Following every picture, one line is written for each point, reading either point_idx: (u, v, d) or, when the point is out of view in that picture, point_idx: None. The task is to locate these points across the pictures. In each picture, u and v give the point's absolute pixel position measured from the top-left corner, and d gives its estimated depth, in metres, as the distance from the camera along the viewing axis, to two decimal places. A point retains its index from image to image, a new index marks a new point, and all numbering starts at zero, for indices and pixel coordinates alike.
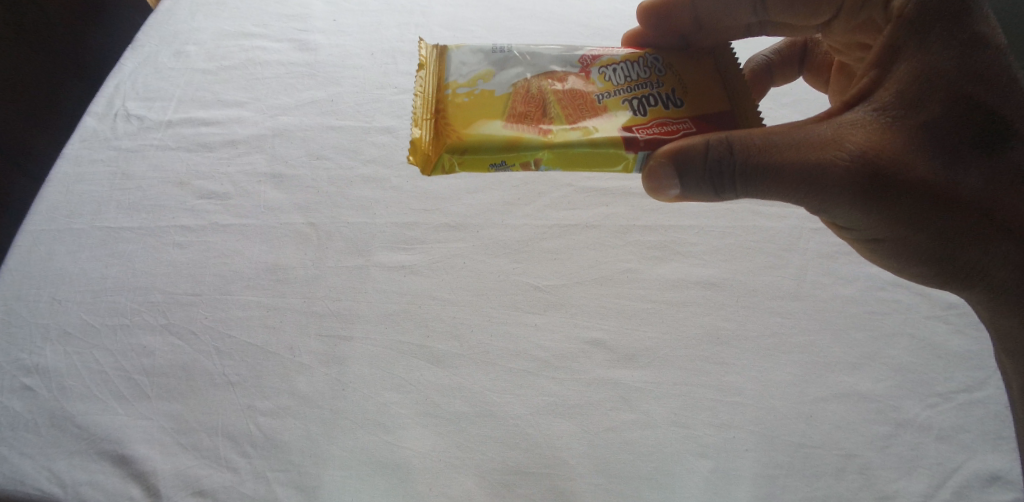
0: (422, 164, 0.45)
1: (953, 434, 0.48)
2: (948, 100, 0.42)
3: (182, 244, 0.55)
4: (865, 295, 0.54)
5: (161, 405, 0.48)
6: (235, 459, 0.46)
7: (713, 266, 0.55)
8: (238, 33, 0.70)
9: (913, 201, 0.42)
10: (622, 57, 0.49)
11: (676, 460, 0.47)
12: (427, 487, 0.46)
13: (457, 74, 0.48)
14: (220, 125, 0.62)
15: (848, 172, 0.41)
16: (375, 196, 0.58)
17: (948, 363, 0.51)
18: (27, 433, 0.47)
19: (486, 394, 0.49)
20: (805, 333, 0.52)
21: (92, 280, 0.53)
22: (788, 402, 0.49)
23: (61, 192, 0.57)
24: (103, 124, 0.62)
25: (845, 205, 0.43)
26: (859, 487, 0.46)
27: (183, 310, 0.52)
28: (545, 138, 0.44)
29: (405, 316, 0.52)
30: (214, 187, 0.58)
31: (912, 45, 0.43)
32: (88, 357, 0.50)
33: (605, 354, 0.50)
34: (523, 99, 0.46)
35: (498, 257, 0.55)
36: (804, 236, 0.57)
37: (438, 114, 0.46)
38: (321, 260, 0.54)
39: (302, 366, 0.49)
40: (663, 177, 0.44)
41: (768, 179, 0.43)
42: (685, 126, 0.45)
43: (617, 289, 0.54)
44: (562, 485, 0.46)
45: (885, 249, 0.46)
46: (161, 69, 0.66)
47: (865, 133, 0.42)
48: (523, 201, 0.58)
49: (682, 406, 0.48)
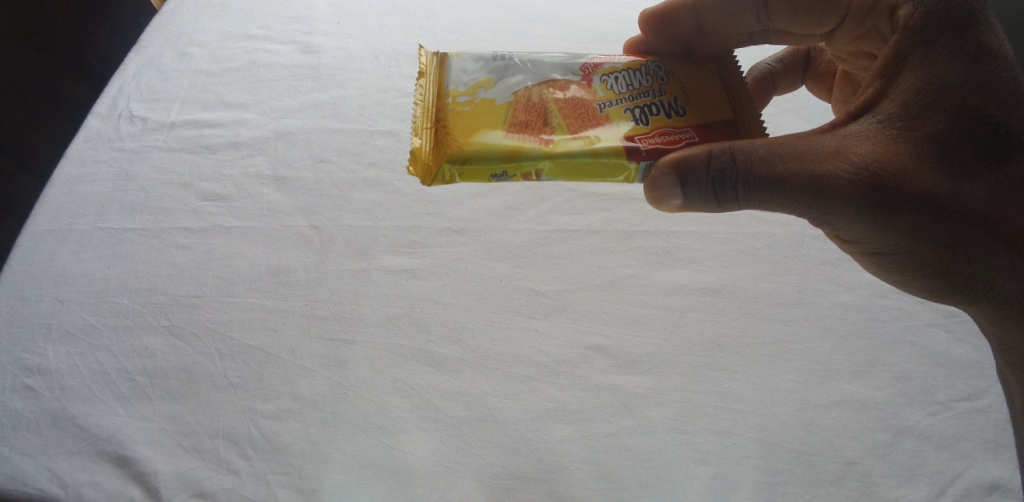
0: (422, 174, 0.45)
1: (953, 442, 0.48)
2: (954, 111, 0.42)
3: (183, 245, 0.55)
4: (866, 303, 0.54)
5: (162, 407, 0.48)
6: (236, 461, 0.46)
7: (714, 273, 0.55)
8: (242, 35, 0.70)
9: (919, 214, 0.41)
10: (624, 65, 0.49)
11: (676, 466, 0.47)
12: (427, 491, 0.46)
13: (457, 82, 0.48)
14: (222, 127, 0.62)
15: (854, 183, 0.41)
16: (377, 200, 0.58)
17: (949, 372, 0.51)
18: (28, 434, 0.47)
19: (486, 399, 0.49)
20: (806, 340, 0.52)
21: (94, 281, 0.53)
22: (788, 409, 0.49)
23: (64, 192, 0.57)
24: (106, 124, 0.62)
25: (851, 217, 0.43)
26: (858, 494, 0.46)
27: (184, 312, 0.52)
28: (546, 149, 0.44)
29: (406, 319, 0.52)
30: (217, 189, 0.58)
31: (917, 55, 0.44)
32: (89, 358, 0.50)
33: (606, 360, 0.51)
34: (524, 108, 0.46)
35: (500, 262, 0.55)
36: (806, 244, 0.57)
37: (439, 123, 0.46)
38: (322, 263, 0.55)
39: (303, 369, 0.50)
40: (666, 186, 0.44)
41: (772, 190, 0.43)
42: (688, 135, 0.46)
43: (618, 294, 0.54)
44: (562, 490, 0.46)
45: (891, 262, 0.46)
46: (164, 71, 0.66)
47: (871, 144, 0.42)
48: (525, 205, 0.58)
49: (683, 411, 0.49)
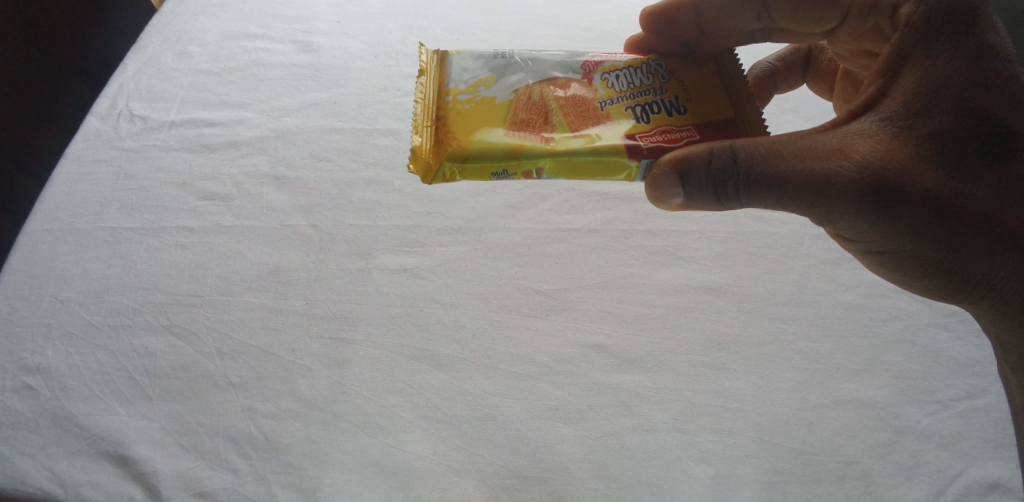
0: (422, 172, 0.45)
1: (954, 441, 0.48)
2: (956, 110, 0.42)
3: (183, 245, 0.55)
4: (866, 302, 0.54)
5: (162, 406, 0.48)
6: (236, 461, 0.46)
7: (714, 272, 0.55)
8: (242, 34, 0.70)
9: (920, 213, 0.41)
10: (624, 64, 0.49)
11: (676, 465, 0.47)
12: (427, 490, 0.46)
13: (457, 81, 0.48)
14: (222, 127, 0.62)
15: (855, 182, 0.41)
16: (377, 199, 0.58)
17: (949, 371, 0.51)
18: (28, 433, 0.47)
19: (486, 399, 0.49)
20: (806, 339, 0.52)
21: (94, 280, 0.53)
22: (788, 408, 0.49)
23: (64, 192, 0.57)
24: (105, 124, 0.62)
25: (852, 216, 0.43)
26: (859, 493, 0.46)
27: (184, 312, 0.52)
28: (547, 147, 0.44)
29: (406, 318, 0.52)
30: (216, 188, 0.58)
31: (919, 54, 0.44)
32: (89, 357, 0.50)
33: (606, 359, 0.51)
34: (524, 106, 0.46)
35: (500, 261, 0.55)
36: (806, 243, 0.57)
37: (439, 122, 0.46)
38: (322, 263, 0.54)
39: (303, 368, 0.49)
40: (666, 185, 0.44)
41: (773, 189, 0.43)
42: (688, 134, 0.46)
43: (618, 293, 0.54)
44: (562, 490, 0.46)
45: (893, 261, 0.46)
46: (164, 70, 0.66)
47: (873, 143, 0.42)
48: (525, 204, 0.58)
49: (683, 411, 0.48)
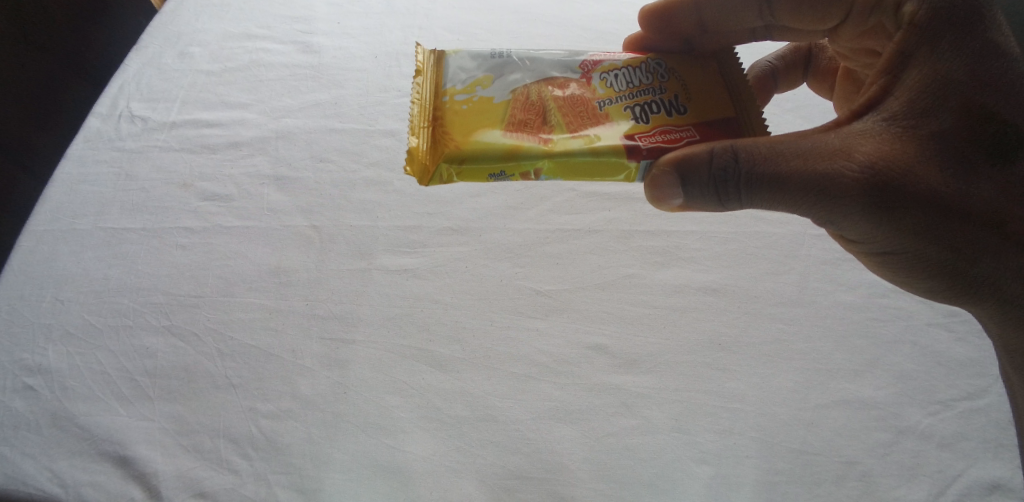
0: (419, 174, 0.45)
1: (954, 441, 0.48)
2: (962, 109, 0.42)
3: (184, 245, 0.55)
4: (866, 303, 0.54)
5: (162, 407, 0.48)
6: (236, 461, 0.46)
7: (714, 273, 0.55)
8: (242, 35, 0.70)
9: (925, 213, 0.41)
10: (624, 63, 0.49)
11: (677, 466, 0.47)
12: (427, 490, 0.46)
13: (455, 80, 0.48)
14: (222, 127, 0.62)
15: (858, 183, 0.41)
16: (377, 199, 0.58)
17: (949, 371, 0.51)
18: (28, 434, 0.47)
19: (486, 399, 0.49)
20: (806, 340, 0.52)
21: (95, 281, 0.53)
22: (789, 408, 0.49)
23: (64, 192, 0.57)
24: (106, 124, 0.62)
25: (856, 217, 0.43)
26: (859, 494, 0.46)
27: (185, 312, 0.52)
28: (545, 147, 0.44)
29: (406, 319, 0.52)
30: (217, 188, 0.58)
31: (922, 53, 0.44)
32: (89, 358, 0.50)
33: (607, 359, 0.51)
34: (522, 106, 0.46)
35: (500, 261, 0.55)
36: (806, 243, 0.57)
37: (436, 123, 0.46)
38: (322, 263, 0.55)
39: (304, 369, 0.50)
40: (666, 186, 0.44)
41: (775, 189, 0.43)
42: (689, 134, 0.46)
43: (618, 294, 0.54)
44: (562, 490, 0.46)
45: (897, 261, 0.46)
46: (165, 71, 0.66)
47: (876, 142, 0.42)
48: (526, 205, 0.58)
49: (683, 411, 0.48)
